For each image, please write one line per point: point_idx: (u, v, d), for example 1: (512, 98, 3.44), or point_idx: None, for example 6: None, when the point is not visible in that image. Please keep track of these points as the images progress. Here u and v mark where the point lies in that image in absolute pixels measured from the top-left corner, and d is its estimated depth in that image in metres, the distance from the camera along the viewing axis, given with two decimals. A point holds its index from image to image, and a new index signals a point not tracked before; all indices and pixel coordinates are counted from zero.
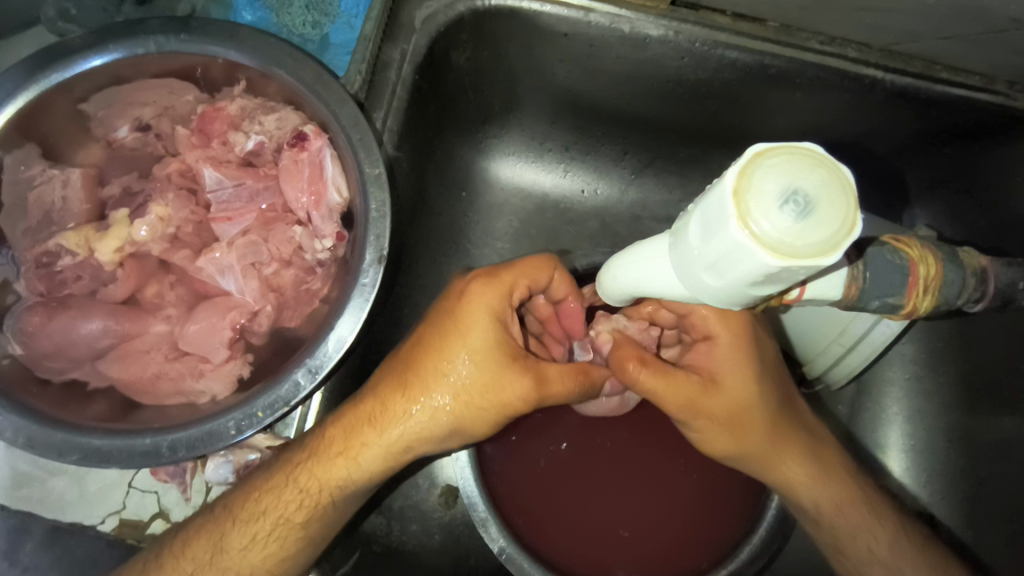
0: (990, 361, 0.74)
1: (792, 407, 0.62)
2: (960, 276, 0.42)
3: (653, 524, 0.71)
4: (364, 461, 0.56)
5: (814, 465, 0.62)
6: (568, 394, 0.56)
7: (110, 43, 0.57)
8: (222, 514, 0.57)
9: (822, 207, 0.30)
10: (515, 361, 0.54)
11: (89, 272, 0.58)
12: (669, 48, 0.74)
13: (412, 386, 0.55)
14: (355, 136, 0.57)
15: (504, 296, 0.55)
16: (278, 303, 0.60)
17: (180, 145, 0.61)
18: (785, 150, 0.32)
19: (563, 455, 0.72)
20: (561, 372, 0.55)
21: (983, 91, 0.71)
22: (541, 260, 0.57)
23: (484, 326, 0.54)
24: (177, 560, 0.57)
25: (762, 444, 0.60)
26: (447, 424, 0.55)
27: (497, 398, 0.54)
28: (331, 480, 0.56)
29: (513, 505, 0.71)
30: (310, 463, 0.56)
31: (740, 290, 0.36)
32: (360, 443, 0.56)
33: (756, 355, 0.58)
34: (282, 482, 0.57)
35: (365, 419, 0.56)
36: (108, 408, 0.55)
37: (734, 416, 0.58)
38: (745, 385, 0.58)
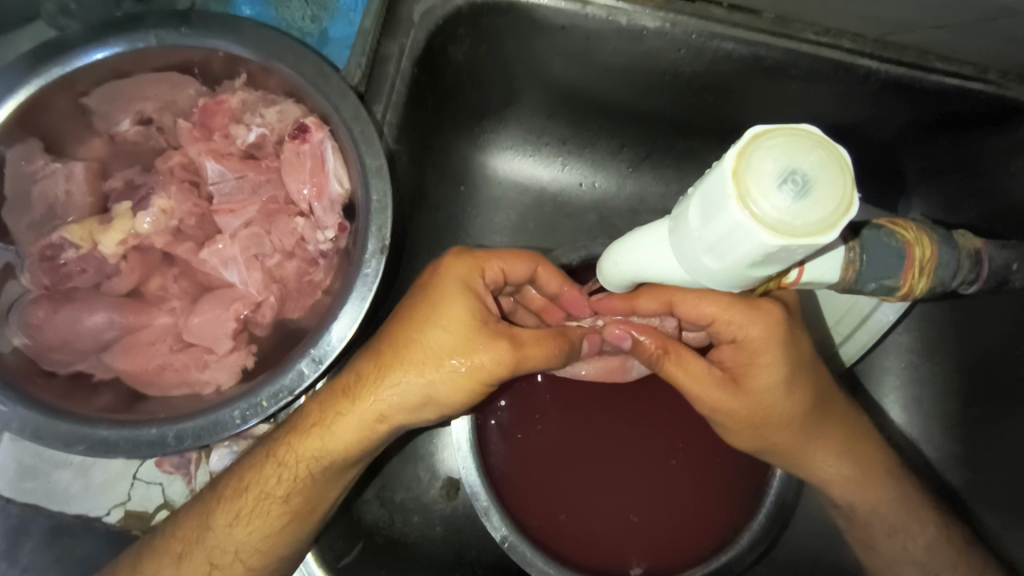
0: (984, 348, 0.75)
1: (826, 410, 0.61)
2: (954, 259, 0.43)
3: (655, 506, 0.71)
4: (338, 432, 0.55)
5: (848, 466, 0.64)
6: (551, 360, 0.55)
7: (112, 37, 0.57)
8: (212, 494, 0.59)
9: (819, 186, 0.31)
10: (483, 326, 0.53)
11: (93, 264, 0.59)
12: (665, 40, 0.74)
13: (383, 356, 0.54)
14: (356, 128, 0.57)
15: (475, 269, 0.56)
16: (281, 295, 0.60)
17: (182, 138, 0.62)
18: (783, 131, 0.32)
19: (560, 440, 0.72)
20: (537, 338, 0.54)
21: (976, 81, 0.72)
22: (523, 252, 0.58)
23: (453, 295, 0.54)
24: (167, 539, 0.58)
25: (789, 434, 0.60)
26: (416, 394, 0.54)
27: (463, 359, 0.53)
28: (307, 453, 0.56)
29: (502, 485, 0.72)
30: (288, 437, 0.57)
31: (740, 271, 0.36)
32: (336, 415, 0.55)
33: (790, 356, 0.56)
34: (263, 457, 0.57)
35: (341, 391, 0.56)
36: (113, 399, 0.56)
37: (761, 418, 0.58)
38: (775, 388, 0.57)
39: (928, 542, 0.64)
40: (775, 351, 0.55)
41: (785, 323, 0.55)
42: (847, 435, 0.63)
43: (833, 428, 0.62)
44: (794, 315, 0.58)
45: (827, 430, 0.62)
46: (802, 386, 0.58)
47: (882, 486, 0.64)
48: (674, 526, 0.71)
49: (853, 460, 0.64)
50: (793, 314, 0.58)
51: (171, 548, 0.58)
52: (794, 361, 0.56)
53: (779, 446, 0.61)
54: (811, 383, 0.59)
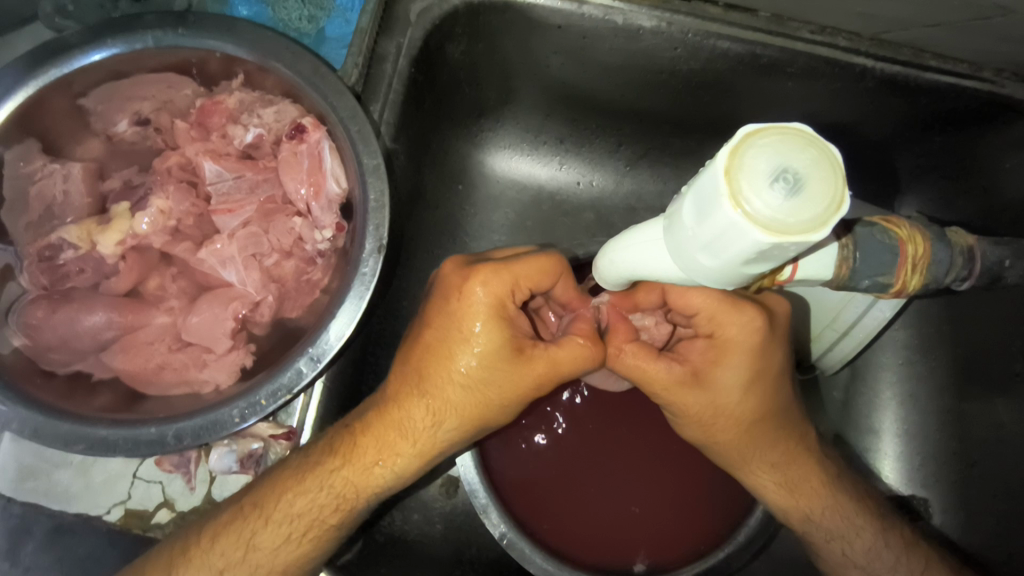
0: (980, 345, 0.75)
1: (774, 421, 0.61)
2: (947, 255, 0.44)
3: (655, 503, 0.72)
4: (398, 467, 0.58)
5: (785, 475, 0.63)
6: (584, 371, 0.55)
7: (109, 38, 0.57)
8: (252, 513, 0.58)
9: (811, 183, 0.31)
10: (523, 354, 0.54)
11: (91, 265, 0.59)
12: (662, 39, 0.75)
13: (435, 393, 0.56)
14: (353, 127, 0.58)
15: (507, 290, 0.54)
16: (279, 294, 0.60)
17: (180, 139, 0.62)
18: (775, 129, 0.33)
19: (566, 445, 0.73)
20: (574, 350, 0.54)
21: (972, 78, 0.73)
22: (550, 265, 0.55)
23: (491, 328, 0.53)
24: (207, 555, 0.57)
25: (736, 441, 0.61)
26: (472, 429, 0.57)
27: (518, 396, 0.55)
28: (362, 483, 0.58)
29: (532, 504, 0.72)
30: (344, 470, 0.58)
31: (734, 268, 0.37)
32: (394, 450, 0.58)
33: (757, 361, 0.56)
34: (316, 487, 0.58)
35: (395, 426, 0.57)
36: (112, 399, 0.56)
37: (710, 416, 0.58)
38: (734, 389, 0.57)
39: (867, 548, 0.64)
40: (747, 354, 0.56)
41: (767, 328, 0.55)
42: (793, 446, 0.63)
43: (782, 435, 0.62)
44: (778, 320, 0.57)
45: (778, 438, 0.62)
46: (760, 389, 0.58)
47: (822, 496, 0.64)
48: (672, 525, 0.72)
49: (794, 473, 0.64)
50: (777, 323, 0.57)
51: (209, 563, 0.57)
52: (761, 364, 0.57)
53: (744, 447, 0.61)
54: (769, 389, 0.59)
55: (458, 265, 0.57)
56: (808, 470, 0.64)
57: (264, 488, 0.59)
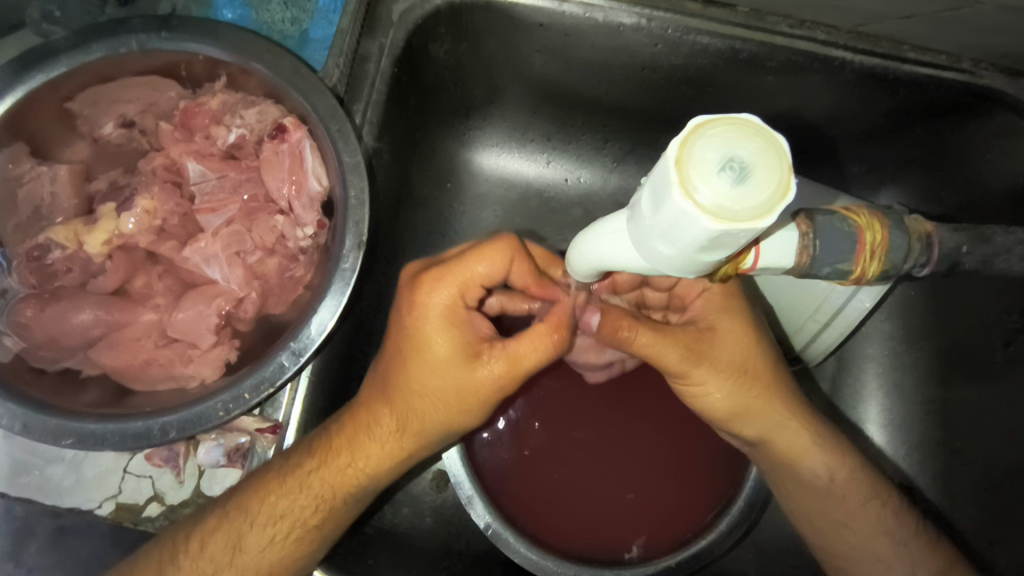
0: (962, 335, 0.76)
1: (768, 393, 0.62)
2: (905, 242, 0.44)
3: (651, 490, 0.73)
4: (369, 466, 0.59)
5: (794, 449, 0.63)
6: (551, 358, 0.57)
7: (94, 43, 0.59)
8: (239, 517, 0.59)
9: (757, 172, 0.32)
10: (479, 356, 0.56)
11: (78, 264, 0.60)
12: (642, 35, 0.76)
13: (401, 396, 0.58)
14: (333, 127, 0.59)
15: (460, 291, 0.55)
16: (262, 290, 0.62)
17: (164, 140, 0.63)
18: (723, 120, 0.34)
19: (549, 443, 0.74)
20: (533, 344, 0.56)
21: (950, 69, 0.73)
22: (499, 249, 0.55)
23: (449, 335, 0.55)
24: (194, 561, 0.58)
25: (762, 406, 0.62)
26: (438, 428, 0.59)
27: (478, 396, 0.57)
28: (339, 480, 0.59)
29: (521, 500, 0.73)
30: (321, 471, 0.59)
31: (691, 256, 0.38)
32: (365, 450, 0.59)
33: (752, 313, 0.63)
34: (297, 488, 0.59)
35: (364, 428, 0.59)
36: (101, 395, 0.57)
37: (738, 367, 0.60)
38: (743, 342, 0.61)
39: (876, 525, 0.64)
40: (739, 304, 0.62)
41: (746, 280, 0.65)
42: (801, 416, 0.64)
43: (786, 405, 0.63)
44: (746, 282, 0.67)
45: (771, 429, 0.63)
46: (765, 338, 0.63)
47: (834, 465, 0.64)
48: (664, 517, 0.72)
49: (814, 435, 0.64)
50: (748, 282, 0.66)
51: (200, 567, 0.58)
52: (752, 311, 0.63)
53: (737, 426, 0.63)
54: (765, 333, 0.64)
55: (411, 274, 0.58)
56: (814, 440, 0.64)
57: (246, 493, 0.60)
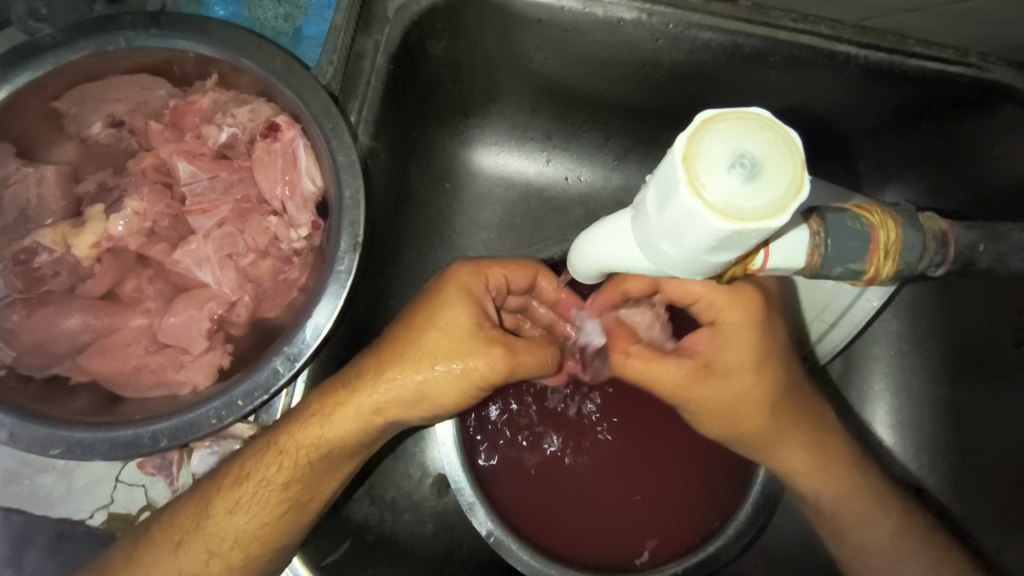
0: (972, 335, 0.75)
1: (780, 412, 0.60)
2: (919, 241, 0.43)
3: (661, 490, 0.71)
4: (336, 422, 0.56)
5: (816, 457, 0.62)
6: (541, 369, 0.56)
7: (80, 40, 0.57)
8: (211, 482, 0.58)
9: (768, 168, 0.31)
10: (477, 330, 0.54)
11: (66, 268, 0.58)
12: (643, 31, 0.74)
13: (385, 355, 0.56)
14: (327, 126, 0.58)
15: (483, 277, 0.57)
16: (256, 294, 0.60)
17: (154, 140, 0.62)
18: (732, 115, 0.32)
19: (557, 447, 0.72)
20: (530, 345, 0.55)
21: (957, 63, 0.72)
22: (523, 261, 0.61)
23: (455, 299, 0.55)
24: (165, 532, 0.58)
25: (765, 426, 0.60)
26: (410, 395, 0.55)
27: (461, 363, 0.53)
28: (305, 442, 0.56)
29: (506, 466, 0.72)
30: (290, 426, 0.57)
31: (698, 257, 0.36)
32: (334, 403, 0.56)
33: (764, 343, 0.56)
34: (265, 446, 0.57)
35: (342, 382, 0.57)
36: (90, 402, 0.56)
37: (725, 410, 0.58)
38: (746, 376, 0.57)
39: (887, 535, 0.62)
40: (754, 333, 0.56)
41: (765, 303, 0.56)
42: (815, 429, 0.62)
43: (799, 421, 0.61)
44: (771, 297, 0.59)
45: (776, 440, 0.61)
46: (770, 372, 0.57)
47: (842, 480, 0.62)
48: (671, 517, 0.71)
49: (821, 457, 0.62)
50: (773, 298, 0.59)
51: (168, 537, 0.57)
52: (770, 342, 0.57)
53: (744, 433, 0.60)
54: (779, 373, 0.58)
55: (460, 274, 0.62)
56: (821, 457, 0.62)
57: (227, 460, 0.60)
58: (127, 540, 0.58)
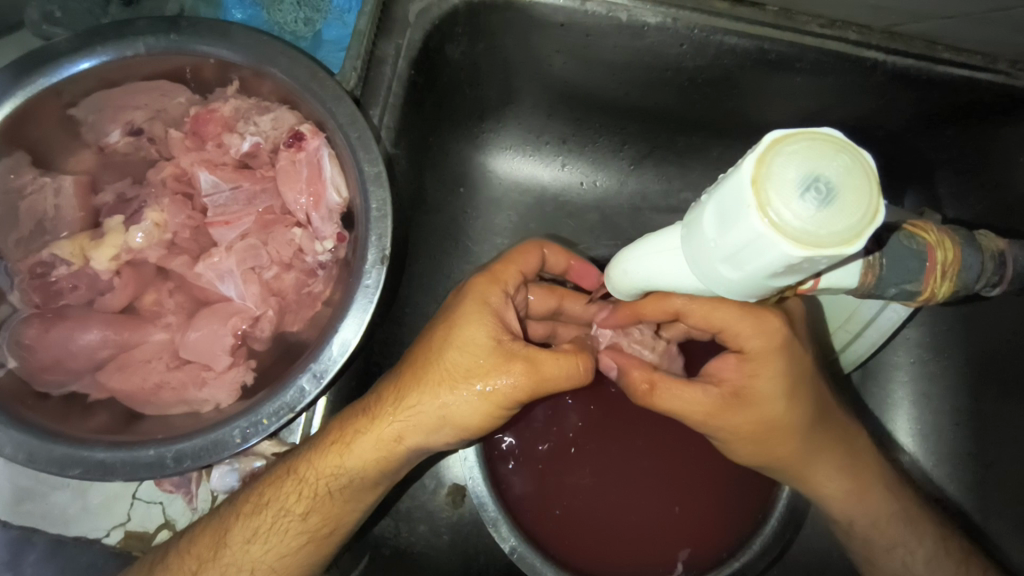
0: (993, 345, 0.73)
1: (812, 436, 0.58)
2: (978, 261, 0.42)
3: (696, 497, 0.70)
4: (356, 449, 0.55)
5: (847, 482, 0.60)
6: (572, 379, 0.53)
7: (99, 45, 0.55)
8: (230, 511, 0.56)
9: (845, 194, 0.29)
10: (498, 344, 0.52)
11: (85, 281, 0.57)
12: (667, 35, 0.72)
13: (407, 374, 0.54)
14: (352, 134, 0.56)
15: (496, 284, 0.55)
16: (280, 307, 0.58)
17: (174, 149, 0.60)
18: (804, 135, 0.31)
19: (589, 458, 0.70)
20: (555, 356, 0.52)
21: (986, 70, 0.70)
22: (527, 244, 0.59)
23: (471, 310, 0.54)
24: (182, 559, 0.56)
25: (791, 454, 0.58)
26: (431, 418, 0.53)
27: (483, 377, 0.52)
28: (325, 470, 0.55)
29: (527, 485, 0.71)
30: (308, 453, 0.56)
31: (759, 281, 0.34)
32: (354, 430, 0.55)
33: (790, 369, 0.54)
34: (284, 473, 0.56)
35: (361, 408, 0.56)
36: (109, 420, 0.54)
37: (754, 437, 0.56)
38: (776, 401, 0.54)
39: (928, 558, 0.61)
40: (780, 362, 0.53)
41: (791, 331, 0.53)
42: (848, 451, 0.60)
43: (831, 446, 0.59)
44: (798, 324, 0.57)
45: (804, 465, 0.59)
46: (802, 398, 0.55)
47: (877, 503, 0.61)
48: (702, 526, 0.70)
49: (853, 478, 0.60)
50: (799, 325, 0.57)
51: (184, 566, 0.55)
52: (799, 370, 0.55)
53: (774, 458, 0.59)
54: (810, 400, 0.56)
55: None
56: (853, 480, 0.61)
57: (245, 487, 0.58)
58: (150, 558, 0.57)
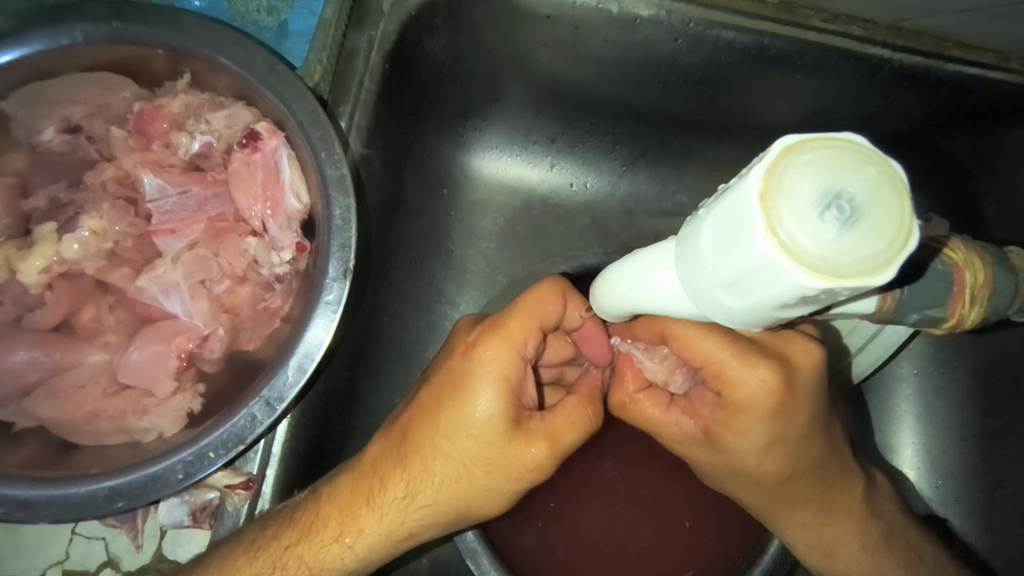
0: (1001, 358, 0.65)
1: (783, 492, 0.52)
2: (1011, 284, 0.39)
3: (702, 507, 0.64)
4: (360, 547, 0.50)
5: (823, 536, 0.55)
6: (585, 434, 0.51)
7: (29, 33, 0.50)
8: None
9: (871, 213, 0.24)
10: (517, 428, 0.48)
11: (10, 296, 0.51)
12: (661, 30, 0.67)
13: (413, 464, 0.49)
14: (313, 133, 0.50)
15: (513, 352, 0.48)
16: (232, 325, 0.53)
17: (117, 149, 0.55)
18: (823, 141, 0.26)
19: (586, 467, 0.65)
20: (569, 419, 0.50)
21: (997, 68, 0.64)
22: (545, 292, 0.50)
23: (494, 394, 0.47)
24: None
25: (765, 500, 0.54)
26: (449, 509, 0.50)
27: (509, 474, 0.48)
28: (322, 568, 0.50)
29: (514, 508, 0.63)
30: (300, 547, 0.50)
31: (765, 312, 0.29)
32: (357, 523, 0.50)
33: (778, 423, 0.48)
34: (270, 569, 0.50)
35: (362, 498, 0.50)
36: (37, 452, 0.48)
37: (725, 474, 0.52)
38: (752, 452, 0.49)
39: None
40: (763, 418, 0.47)
41: (787, 387, 0.46)
42: (828, 505, 0.54)
43: (807, 501, 0.53)
44: (801, 379, 0.47)
45: (777, 510, 0.54)
46: (783, 452, 0.49)
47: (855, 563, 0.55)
48: (701, 541, 0.63)
49: (830, 530, 0.55)
50: (802, 379, 0.47)
51: None
52: (782, 428, 0.48)
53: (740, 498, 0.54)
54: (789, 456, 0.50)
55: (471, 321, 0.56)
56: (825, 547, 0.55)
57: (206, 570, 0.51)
58: None
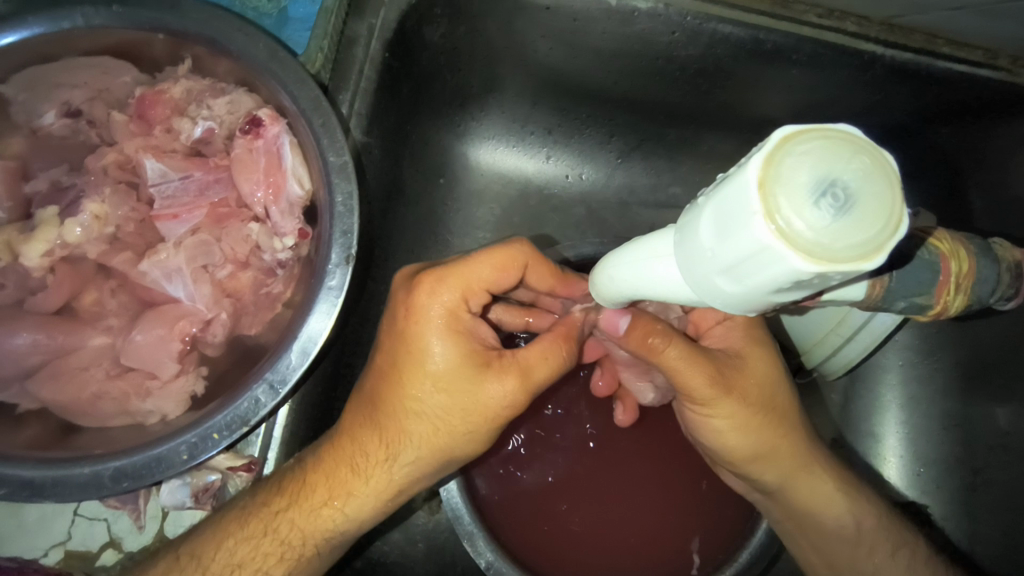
0: (981, 347, 0.66)
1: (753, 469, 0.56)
2: (994, 273, 0.41)
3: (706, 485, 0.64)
4: (350, 507, 0.51)
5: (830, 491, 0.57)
6: (561, 370, 0.51)
7: (29, 16, 0.50)
8: (190, 564, 0.50)
9: (863, 201, 0.25)
10: (487, 368, 0.49)
11: (14, 279, 0.52)
12: (658, 22, 0.68)
13: (390, 425, 0.50)
14: (316, 120, 0.51)
15: (460, 297, 0.49)
16: (235, 310, 0.54)
17: (117, 133, 0.55)
18: (818, 132, 0.27)
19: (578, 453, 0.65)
20: (543, 353, 0.50)
21: (986, 66, 0.65)
22: (509, 255, 0.51)
23: (448, 344, 0.48)
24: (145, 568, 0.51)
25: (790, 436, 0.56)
26: (435, 461, 0.51)
27: (483, 419, 0.49)
28: (315, 530, 0.51)
29: (508, 496, 0.64)
30: (291, 511, 0.51)
31: (762, 297, 0.30)
32: (346, 486, 0.51)
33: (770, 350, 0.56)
34: (260, 532, 0.51)
35: (346, 460, 0.51)
36: (42, 432, 0.49)
37: (763, 403, 0.54)
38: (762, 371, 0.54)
39: None
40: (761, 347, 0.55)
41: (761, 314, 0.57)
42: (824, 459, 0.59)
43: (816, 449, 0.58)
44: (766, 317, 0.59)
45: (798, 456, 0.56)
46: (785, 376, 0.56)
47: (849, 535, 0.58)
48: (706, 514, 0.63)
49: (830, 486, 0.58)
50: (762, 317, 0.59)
51: None
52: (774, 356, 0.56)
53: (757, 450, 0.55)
54: (762, 434, 0.54)
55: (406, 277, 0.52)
56: (788, 516, 0.58)
57: (204, 535, 0.52)
58: None
